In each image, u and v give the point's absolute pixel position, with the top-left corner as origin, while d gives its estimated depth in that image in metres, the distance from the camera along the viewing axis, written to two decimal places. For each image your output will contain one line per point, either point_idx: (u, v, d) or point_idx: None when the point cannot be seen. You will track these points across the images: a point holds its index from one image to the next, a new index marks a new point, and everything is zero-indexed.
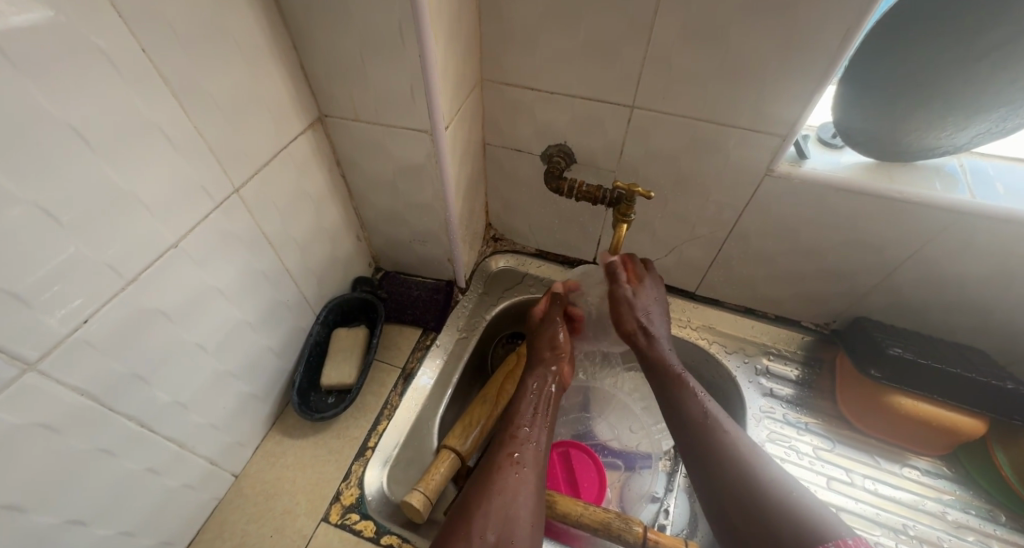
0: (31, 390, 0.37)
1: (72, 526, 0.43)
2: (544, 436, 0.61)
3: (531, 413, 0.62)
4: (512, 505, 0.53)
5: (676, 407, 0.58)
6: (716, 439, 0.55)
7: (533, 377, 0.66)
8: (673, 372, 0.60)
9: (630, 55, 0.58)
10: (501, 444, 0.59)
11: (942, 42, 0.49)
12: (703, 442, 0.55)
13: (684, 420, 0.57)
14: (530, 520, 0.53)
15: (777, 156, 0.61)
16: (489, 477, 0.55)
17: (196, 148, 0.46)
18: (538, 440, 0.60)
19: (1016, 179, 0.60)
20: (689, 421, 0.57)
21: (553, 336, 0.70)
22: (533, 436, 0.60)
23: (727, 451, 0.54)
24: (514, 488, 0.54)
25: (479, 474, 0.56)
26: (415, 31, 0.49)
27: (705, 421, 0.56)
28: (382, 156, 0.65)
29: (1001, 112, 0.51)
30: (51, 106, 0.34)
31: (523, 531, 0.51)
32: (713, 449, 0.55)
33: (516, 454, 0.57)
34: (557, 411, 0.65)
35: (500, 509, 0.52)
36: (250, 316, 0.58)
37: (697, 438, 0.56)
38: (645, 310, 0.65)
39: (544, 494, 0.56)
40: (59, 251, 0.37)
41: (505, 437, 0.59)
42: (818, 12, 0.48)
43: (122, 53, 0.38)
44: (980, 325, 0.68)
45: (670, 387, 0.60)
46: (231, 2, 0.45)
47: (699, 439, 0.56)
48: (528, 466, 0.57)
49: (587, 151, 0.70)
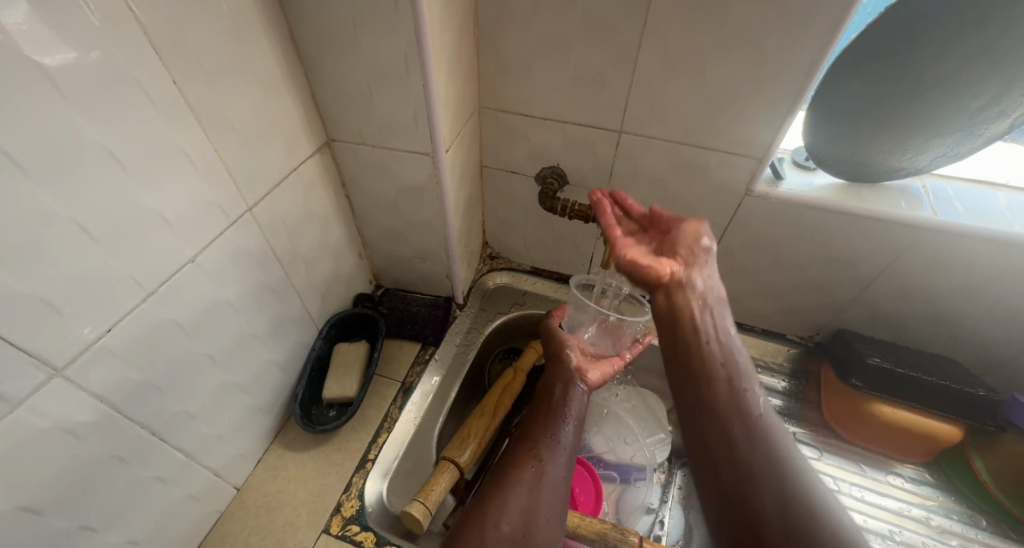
0: (58, 395, 0.39)
1: (83, 531, 0.44)
2: (572, 436, 0.60)
3: (557, 409, 0.62)
4: (530, 500, 0.53)
5: (745, 455, 0.46)
6: (794, 500, 0.42)
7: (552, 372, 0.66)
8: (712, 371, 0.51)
9: (617, 84, 0.63)
10: (519, 443, 0.59)
11: (895, 74, 0.54)
12: (769, 506, 0.42)
13: (753, 470, 0.45)
14: (551, 515, 0.53)
15: (755, 177, 0.65)
16: (505, 474, 0.55)
17: (216, 170, 0.49)
18: (560, 437, 0.59)
19: (973, 199, 0.65)
20: (762, 474, 0.44)
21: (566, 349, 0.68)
22: (554, 431, 0.59)
23: (805, 513, 0.41)
24: (532, 485, 0.54)
25: (495, 472, 0.56)
26: (419, 63, 0.54)
27: (787, 472, 0.44)
28: (385, 177, 0.68)
29: (956, 136, 0.56)
30: (90, 131, 0.38)
31: (542, 527, 0.51)
32: (784, 510, 0.42)
33: (535, 450, 0.57)
34: (583, 414, 0.63)
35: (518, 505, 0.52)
36: (257, 331, 0.60)
37: (764, 496, 0.43)
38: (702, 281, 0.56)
39: (564, 494, 0.55)
40: (92, 263, 0.40)
41: (524, 436, 0.60)
42: (785, 50, 0.54)
43: (156, 84, 0.41)
44: (950, 336, 0.72)
45: (743, 428, 0.47)
46: (252, 38, 0.50)
47: (765, 500, 0.43)
48: (548, 462, 0.56)
49: (579, 172, 0.75)
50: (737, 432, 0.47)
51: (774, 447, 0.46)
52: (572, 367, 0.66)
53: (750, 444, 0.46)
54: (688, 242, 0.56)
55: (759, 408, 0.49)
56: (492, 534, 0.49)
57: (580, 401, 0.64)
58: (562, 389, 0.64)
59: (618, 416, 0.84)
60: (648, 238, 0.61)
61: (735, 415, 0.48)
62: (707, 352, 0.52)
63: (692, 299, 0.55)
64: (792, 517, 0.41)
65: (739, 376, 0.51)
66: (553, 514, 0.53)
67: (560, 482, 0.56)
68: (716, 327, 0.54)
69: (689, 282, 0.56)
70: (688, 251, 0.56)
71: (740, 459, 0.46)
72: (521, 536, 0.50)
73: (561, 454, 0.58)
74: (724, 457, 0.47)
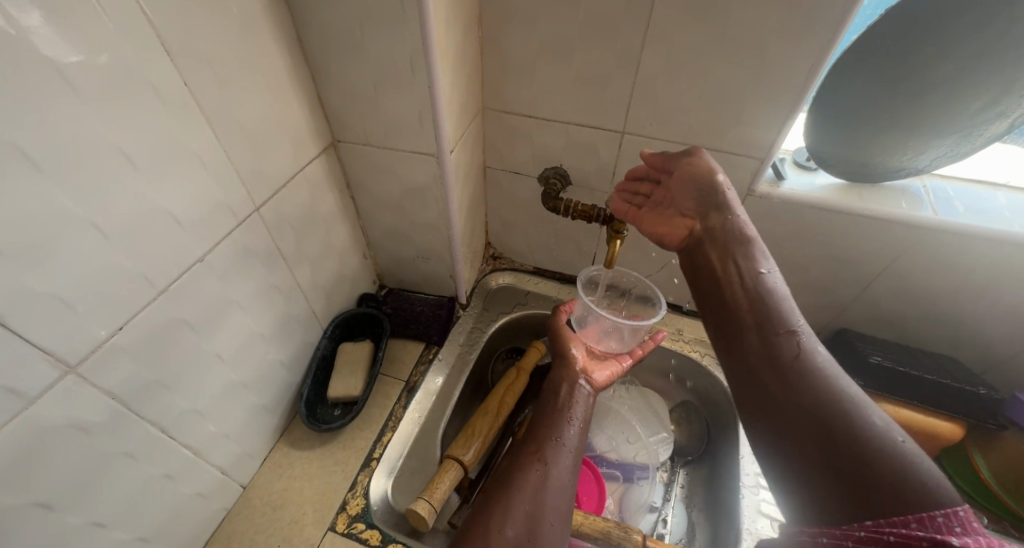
0: (70, 391, 0.40)
1: (94, 528, 0.45)
2: (578, 438, 0.59)
3: (564, 409, 0.61)
4: (535, 503, 0.52)
5: (788, 400, 0.45)
6: (844, 437, 0.40)
7: (557, 375, 0.66)
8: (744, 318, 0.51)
9: (619, 85, 0.63)
10: (523, 445, 0.58)
11: (895, 76, 0.55)
12: (818, 450, 0.42)
13: (798, 413, 0.44)
14: (557, 518, 0.52)
15: (757, 177, 0.66)
16: (509, 476, 0.55)
17: (225, 170, 0.50)
18: (564, 439, 0.58)
19: (973, 198, 0.65)
20: (807, 417, 0.43)
21: (572, 348, 0.68)
22: (558, 433, 0.58)
23: (857, 449, 0.39)
24: (538, 487, 0.53)
25: (500, 475, 0.56)
26: (425, 64, 0.54)
27: (836, 409, 0.42)
28: (390, 177, 0.69)
29: (956, 137, 0.56)
30: (104, 131, 0.38)
31: (548, 530, 0.51)
32: (836, 450, 0.40)
33: (539, 453, 0.56)
34: (588, 415, 0.62)
35: (523, 508, 0.51)
36: (264, 330, 0.61)
37: (814, 439, 0.42)
38: (725, 221, 0.55)
39: (570, 496, 0.55)
40: (104, 262, 0.40)
41: (528, 438, 0.59)
42: (786, 51, 0.54)
43: (167, 86, 0.42)
44: (952, 335, 0.72)
45: (783, 370, 0.46)
46: (261, 40, 0.50)
47: (813, 442, 0.42)
48: (552, 464, 0.55)
49: (582, 173, 0.75)
50: (778, 377, 0.46)
51: (821, 384, 0.44)
52: (578, 368, 0.66)
53: (791, 386, 0.45)
54: (697, 184, 0.57)
55: (800, 345, 0.47)
56: (496, 537, 0.48)
57: (585, 403, 0.63)
58: (568, 390, 0.64)
59: (621, 416, 0.85)
60: (659, 190, 0.62)
61: (775, 359, 0.47)
62: (737, 299, 0.52)
63: (713, 245, 0.55)
64: (843, 455, 0.40)
65: (773, 315, 0.49)
66: (558, 518, 0.52)
67: (565, 484, 0.55)
68: (743, 269, 0.53)
69: (706, 227, 0.57)
70: (698, 197, 0.57)
71: (783, 405, 0.45)
72: (525, 538, 0.49)
73: (566, 456, 0.57)
74: (768, 406, 0.46)
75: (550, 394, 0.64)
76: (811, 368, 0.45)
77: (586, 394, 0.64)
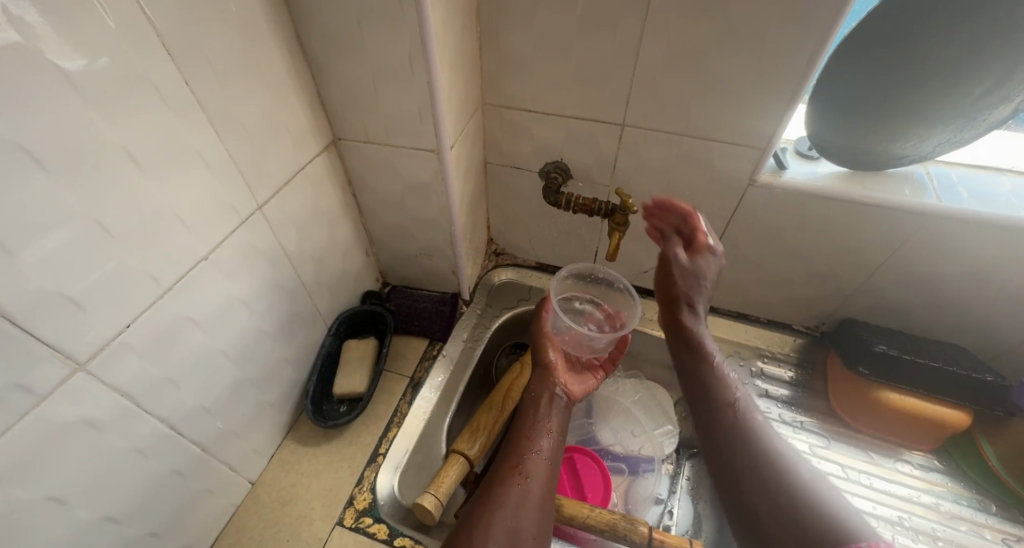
0: (79, 389, 0.40)
1: (106, 522, 0.45)
2: (552, 450, 0.61)
3: (537, 419, 0.63)
4: (513, 517, 0.52)
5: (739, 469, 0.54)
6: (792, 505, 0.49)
7: (536, 384, 0.67)
8: (709, 398, 0.60)
9: (619, 78, 0.63)
10: (506, 456, 0.59)
11: (897, 63, 0.55)
12: (764, 520, 0.50)
13: (754, 481, 0.53)
14: (535, 530, 0.52)
15: (758, 167, 0.66)
16: (491, 488, 0.55)
17: (227, 169, 0.50)
18: (541, 451, 0.60)
19: (976, 184, 0.65)
20: (755, 484, 0.53)
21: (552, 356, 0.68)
22: (536, 446, 0.60)
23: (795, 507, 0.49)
24: (518, 499, 0.54)
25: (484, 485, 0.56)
26: (423, 60, 0.54)
27: (776, 472, 0.52)
28: (391, 174, 0.69)
29: (958, 123, 0.56)
30: (108, 130, 0.39)
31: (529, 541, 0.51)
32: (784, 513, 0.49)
33: (519, 466, 0.57)
34: (561, 426, 0.64)
35: (502, 521, 0.51)
36: (269, 327, 0.61)
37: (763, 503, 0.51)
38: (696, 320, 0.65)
39: (549, 506, 0.56)
40: (109, 260, 0.41)
41: (510, 449, 0.60)
42: (786, 36, 0.54)
43: (170, 87, 0.43)
44: (957, 323, 0.72)
45: (735, 448, 0.56)
46: (261, 39, 0.51)
47: (759, 498, 0.52)
48: (531, 477, 0.56)
49: (583, 167, 0.75)
50: (732, 449, 0.56)
51: (766, 457, 0.54)
52: (557, 378, 0.67)
53: (745, 459, 0.55)
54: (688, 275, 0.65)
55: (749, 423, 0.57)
56: None
57: (559, 413, 0.64)
58: (545, 401, 0.64)
59: (625, 409, 0.85)
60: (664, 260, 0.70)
61: (727, 436, 0.57)
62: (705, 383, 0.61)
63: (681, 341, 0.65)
64: (773, 499, 0.51)
65: (725, 410, 0.59)
66: (537, 531, 0.52)
67: (543, 495, 0.56)
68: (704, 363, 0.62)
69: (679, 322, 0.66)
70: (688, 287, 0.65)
71: (743, 473, 0.54)
72: None
73: (542, 468, 0.58)
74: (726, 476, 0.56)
75: (529, 401, 0.66)
76: (757, 443, 0.55)
77: (559, 405, 0.65)
